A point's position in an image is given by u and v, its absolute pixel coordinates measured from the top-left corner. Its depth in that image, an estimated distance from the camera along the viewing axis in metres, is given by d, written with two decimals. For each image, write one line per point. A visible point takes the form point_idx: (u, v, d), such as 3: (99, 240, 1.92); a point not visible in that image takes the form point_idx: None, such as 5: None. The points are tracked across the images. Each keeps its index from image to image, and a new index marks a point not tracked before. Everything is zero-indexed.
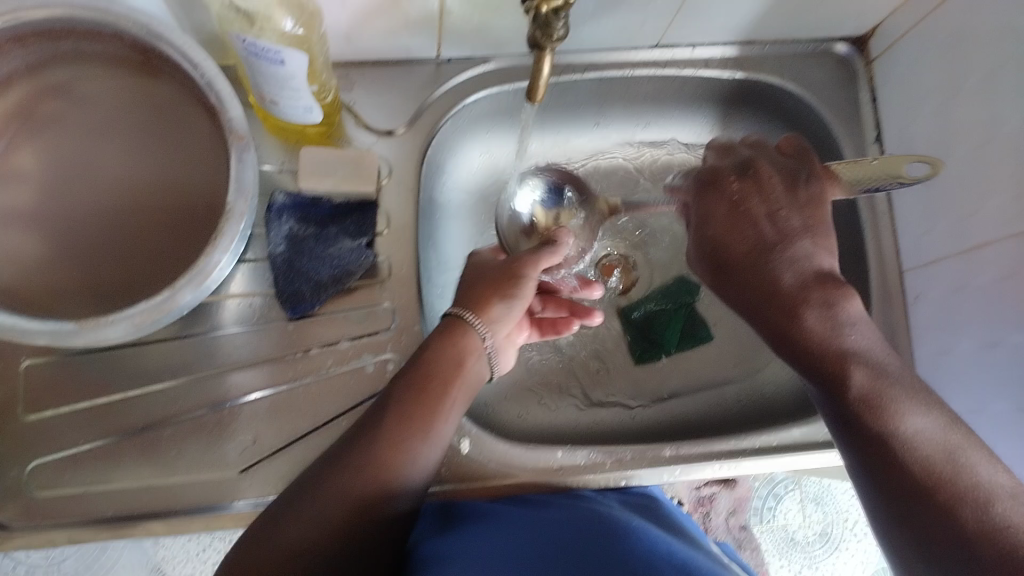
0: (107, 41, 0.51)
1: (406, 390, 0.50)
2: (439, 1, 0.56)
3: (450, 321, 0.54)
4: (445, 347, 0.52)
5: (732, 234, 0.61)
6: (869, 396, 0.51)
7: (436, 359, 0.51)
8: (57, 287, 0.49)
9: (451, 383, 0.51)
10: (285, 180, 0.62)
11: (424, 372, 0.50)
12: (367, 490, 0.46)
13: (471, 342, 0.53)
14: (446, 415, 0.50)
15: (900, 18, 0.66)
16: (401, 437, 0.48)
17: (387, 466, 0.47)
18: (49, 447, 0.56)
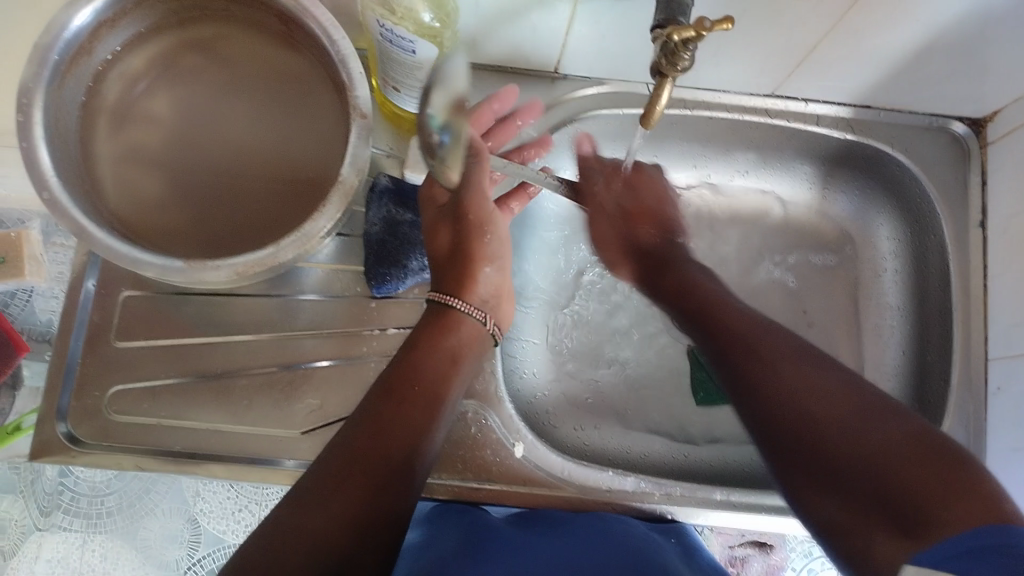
0: (254, 8, 0.53)
1: (384, 396, 0.47)
2: (568, 19, 0.57)
3: (435, 308, 0.55)
4: (432, 343, 0.52)
5: (613, 241, 0.68)
6: (779, 375, 0.47)
7: (421, 359, 0.50)
8: (170, 228, 0.52)
9: (437, 385, 0.50)
10: (391, 165, 0.65)
11: (407, 377, 0.49)
12: (366, 489, 0.43)
13: (468, 329, 0.55)
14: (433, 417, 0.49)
15: (1022, 109, 0.64)
16: (393, 436, 0.45)
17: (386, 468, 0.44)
18: (131, 375, 0.59)
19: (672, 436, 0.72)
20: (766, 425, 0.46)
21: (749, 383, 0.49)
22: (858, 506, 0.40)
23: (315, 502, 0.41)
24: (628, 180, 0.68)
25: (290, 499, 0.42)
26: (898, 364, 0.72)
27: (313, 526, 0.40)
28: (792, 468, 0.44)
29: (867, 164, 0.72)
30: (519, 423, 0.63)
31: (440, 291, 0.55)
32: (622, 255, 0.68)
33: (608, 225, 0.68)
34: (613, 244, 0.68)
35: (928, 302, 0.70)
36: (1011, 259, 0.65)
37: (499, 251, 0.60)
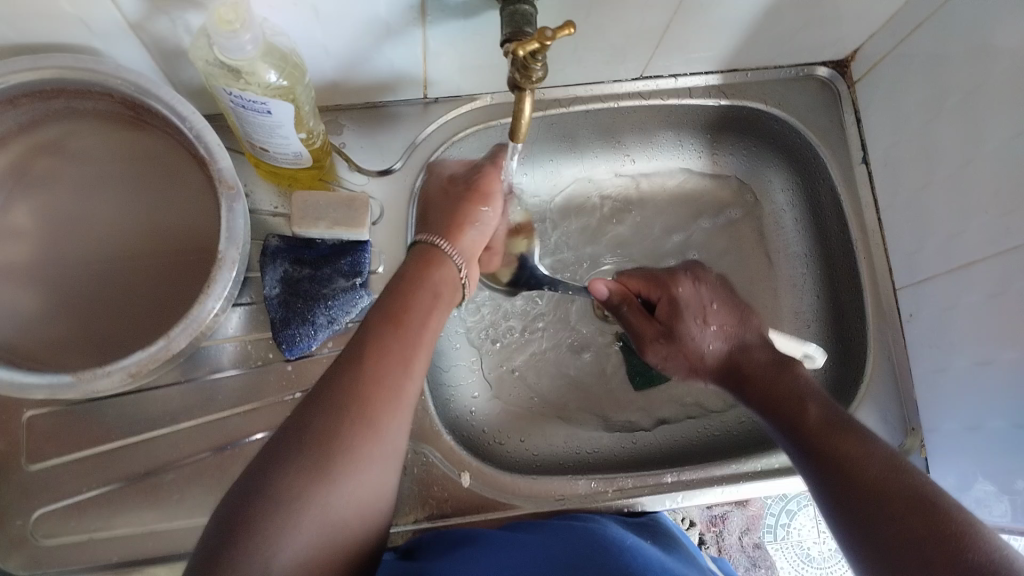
0: (97, 98, 0.51)
1: (383, 326, 0.46)
2: (421, 45, 0.56)
3: (422, 249, 0.52)
4: (416, 281, 0.50)
5: (674, 361, 0.63)
6: (862, 455, 0.47)
7: (412, 292, 0.48)
8: (54, 340, 0.49)
9: (428, 317, 0.48)
10: (280, 224, 0.63)
11: (404, 305, 0.47)
12: (359, 426, 0.41)
13: (448, 273, 0.52)
14: (422, 351, 0.47)
15: (879, 42, 0.66)
16: (388, 374, 0.43)
17: (380, 404, 0.42)
18: (54, 495, 0.57)
19: (617, 427, 0.72)
20: (836, 487, 0.47)
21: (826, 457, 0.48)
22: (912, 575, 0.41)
23: (311, 437, 0.40)
24: (670, 294, 0.63)
25: (291, 425, 0.41)
26: (815, 309, 0.73)
27: (314, 467, 0.39)
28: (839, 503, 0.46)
29: (747, 124, 0.73)
30: (462, 452, 0.63)
31: (430, 237, 0.53)
32: (699, 372, 0.62)
33: (672, 347, 0.62)
34: (678, 361, 0.62)
35: (833, 245, 0.72)
36: (898, 190, 0.66)
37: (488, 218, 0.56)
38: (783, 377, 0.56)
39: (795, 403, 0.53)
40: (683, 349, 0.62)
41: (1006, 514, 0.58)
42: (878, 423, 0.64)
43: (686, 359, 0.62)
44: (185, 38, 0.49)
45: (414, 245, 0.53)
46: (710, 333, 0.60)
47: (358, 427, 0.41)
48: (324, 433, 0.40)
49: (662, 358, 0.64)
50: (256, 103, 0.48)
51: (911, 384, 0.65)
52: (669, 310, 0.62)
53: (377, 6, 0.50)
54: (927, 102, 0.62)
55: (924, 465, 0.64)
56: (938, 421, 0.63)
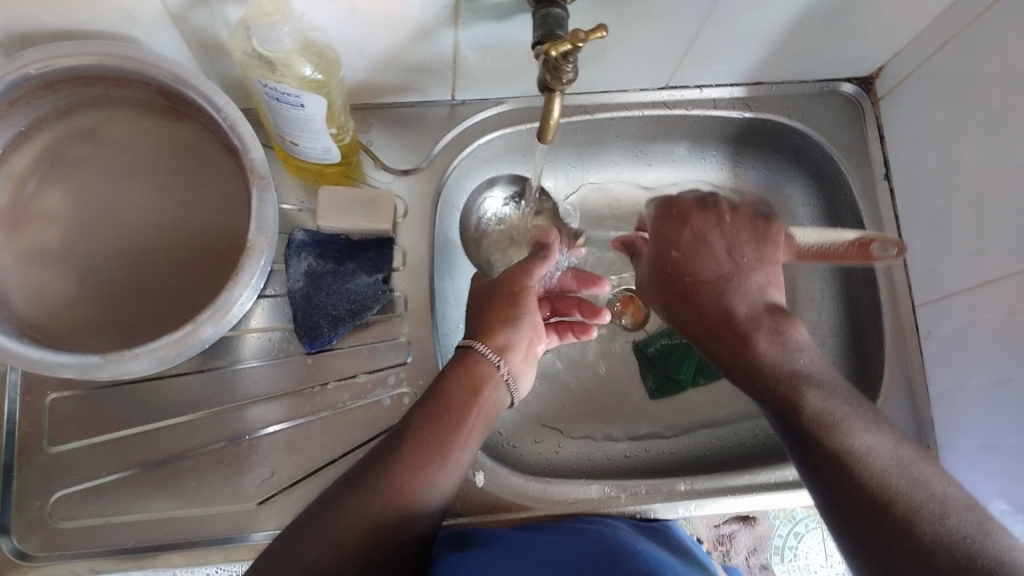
0: (134, 87, 0.52)
1: (425, 418, 0.51)
2: (452, 48, 0.57)
3: (462, 354, 0.55)
4: (459, 376, 0.54)
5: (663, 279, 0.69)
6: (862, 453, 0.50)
7: (452, 386, 0.53)
8: (82, 322, 0.50)
9: (467, 410, 0.52)
10: (305, 219, 0.63)
11: (442, 399, 0.52)
12: (387, 509, 0.46)
13: (489, 368, 0.55)
14: (462, 442, 0.51)
15: (904, 60, 0.66)
16: (421, 468, 0.48)
17: (410, 494, 0.47)
18: (73, 479, 0.57)
19: (631, 434, 0.72)
20: (839, 483, 0.49)
21: (830, 454, 0.50)
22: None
23: (344, 513, 0.46)
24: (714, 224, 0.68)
25: (332, 499, 0.47)
26: (834, 324, 0.73)
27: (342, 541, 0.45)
28: (845, 509, 0.48)
29: (771, 137, 0.74)
30: (476, 452, 0.63)
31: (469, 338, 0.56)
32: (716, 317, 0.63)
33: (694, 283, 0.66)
34: (684, 312, 0.66)
35: (852, 261, 0.72)
36: (920, 207, 0.66)
37: (520, 312, 0.58)
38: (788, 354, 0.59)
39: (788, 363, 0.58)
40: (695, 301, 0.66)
41: None
42: None
43: (677, 295, 0.67)
44: (223, 30, 0.50)
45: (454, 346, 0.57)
46: (736, 291, 0.64)
47: (385, 509, 0.46)
48: (355, 509, 0.46)
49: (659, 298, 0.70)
50: (299, 104, 0.49)
51: (928, 403, 0.65)
52: (727, 244, 0.67)
53: (412, 7, 0.51)
54: (950, 120, 0.62)
55: None
56: (954, 439, 0.63)
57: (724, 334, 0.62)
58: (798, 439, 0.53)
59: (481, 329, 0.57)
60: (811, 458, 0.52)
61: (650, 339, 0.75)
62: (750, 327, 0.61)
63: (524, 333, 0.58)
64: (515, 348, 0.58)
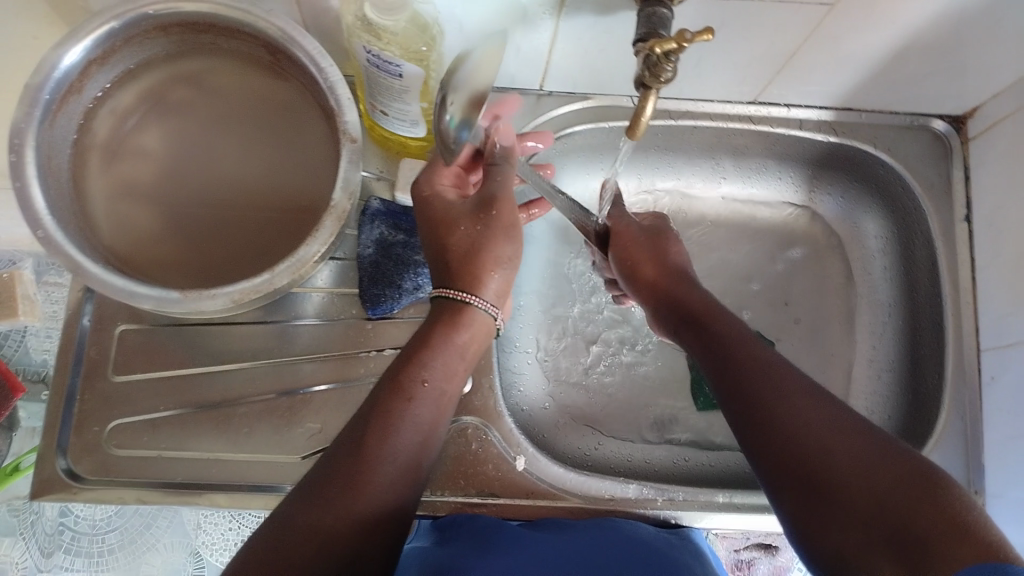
0: (242, 38, 0.54)
1: (394, 395, 0.46)
2: (550, 36, 0.58)
3: (440, 305, 0.50)
4: (437, 342, 0.49)
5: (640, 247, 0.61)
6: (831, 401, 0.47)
7: (431, 360, 0.48)
8: (163, 259, 0.52)
9: (442, 379, 0.48)
10: (382, 189, 0.65)
11: (417, 374, 0.47)
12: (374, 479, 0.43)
13: (473, 326, 0.50)
14: (431, 411, 0.47)
15: (1002, 102, 0.65)
16: (396, 437, 0.45)
17: (375, 484, 0.43)
18: (131, 409, 0.59)
19: (672, 443, 0.72)
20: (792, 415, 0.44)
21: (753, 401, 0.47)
22: (847, 523, 0.40)
23: (303, 516, 0.41)
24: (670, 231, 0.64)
25: (293, 501, 0.42)
26: (892, 359, 0.72)
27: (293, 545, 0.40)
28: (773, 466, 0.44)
29: (852, 164, 0.73)
30: (520, 436, 0.63)
31: (451, 290, 0.50)
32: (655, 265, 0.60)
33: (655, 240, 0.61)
34: (644, 249, 0.61)
35: (919, 298, 0.71)
36: (999, 252, 0.65)
37: (512, 253, 0.52)
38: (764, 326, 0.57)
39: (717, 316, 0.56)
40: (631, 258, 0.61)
41: None
42: None
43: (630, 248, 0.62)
44: None
45: (435, 297, 0.51)
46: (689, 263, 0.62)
47: (346, 507, 0.42)
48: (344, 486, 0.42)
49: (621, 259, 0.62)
50: (395, 76, 0.51)
51: (982, 450, 0.64)
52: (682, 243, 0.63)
53: None
54: None
55: None
56: (1006, 489, 0.61)
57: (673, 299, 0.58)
58: (734, 385, 0.49)
59: (469, 276, 0.50)
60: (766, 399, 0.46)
61: None
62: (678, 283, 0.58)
63: (516, 273, 0.52)
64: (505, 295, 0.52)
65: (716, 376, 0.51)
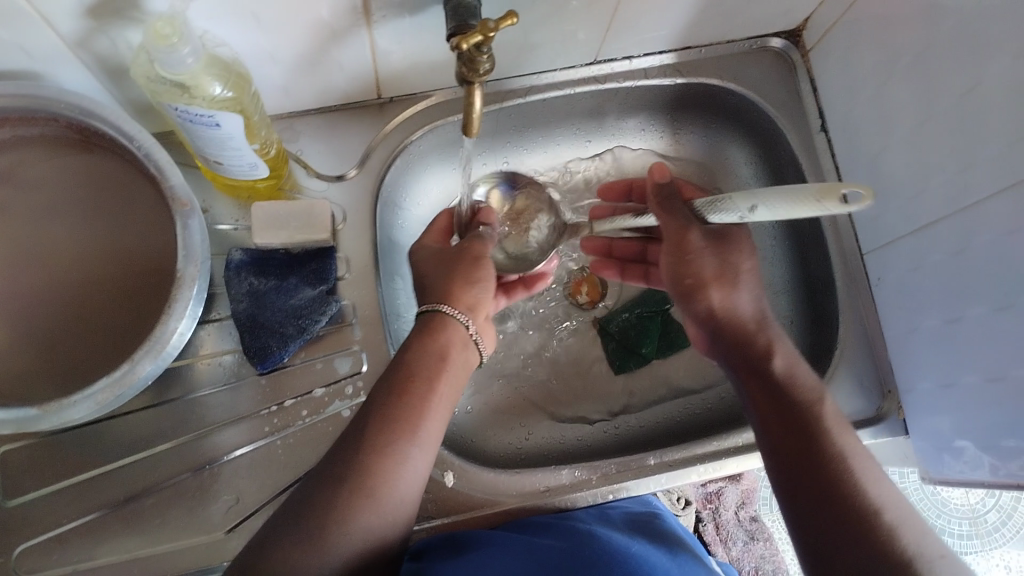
0: (42, 124, 0.51)
1: (390, 395, 0.49)
2: (370, 47, 0.56)
3: (426, 316, 0.54)
4: (421, 348, 0.52)
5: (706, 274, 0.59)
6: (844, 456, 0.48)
7: (417, 362, 0.51)
8: (16, 373, 0.48)
9: (434, 380, 0.51)
10: (243, 238, 0.62)
11: (408, 375, 0.50)
12: (389, 472, 0.46)
13: (454, 335, 0.54)
14: (433, 410, 0.50)
15: (829, 9, 0.66)
16: (403, 440, 0.47)
17: (383, 476, 0.46)
18: (33, 530, 0.56)
19: (599, 415, 0.71)
20: (780, 431, 0.51)
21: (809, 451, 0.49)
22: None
23: (315, 513, 0.44)
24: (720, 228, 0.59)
25: (313, 491, 0.46)
26: (788, 279, 0.74)
27: (310, 539, 0.43)
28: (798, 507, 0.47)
29: (706, 100, 0.73)
30: (443, 451, 0.62)
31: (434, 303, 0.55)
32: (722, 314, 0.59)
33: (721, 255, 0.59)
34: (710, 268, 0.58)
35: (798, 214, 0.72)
36: (859, 156, 0.66)
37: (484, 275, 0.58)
38: (795, 362, 0.55)
39: (770, 374, 0.54)
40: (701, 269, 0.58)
41: (985, 472, 0.58)
42: (855, 390, 0.65)
43: (688, 240, 0.57)
44: (127, 55, 0.49)
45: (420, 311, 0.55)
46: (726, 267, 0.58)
47: (356, 500, 0.45)
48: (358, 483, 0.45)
49: (670, 266, 0.60)
50: (211, 125, 0.47)
51: (884, 347, 0.66)
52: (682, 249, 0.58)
53: (319, 11, 0.49)
54: (879, 66, 0.62)
55: (904, 427, 0.65)
56: (914, 382, 0.63)
57: (728, 328, 0.58)
58: (783, 418, 0.51)
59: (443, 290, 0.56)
60: (779, 422, 0.51)
61: (611, 316, 0.75)
62: (765, 330, 0.58)
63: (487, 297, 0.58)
64: (479, 310, 0.57)
65: (759, 393, 0.54)
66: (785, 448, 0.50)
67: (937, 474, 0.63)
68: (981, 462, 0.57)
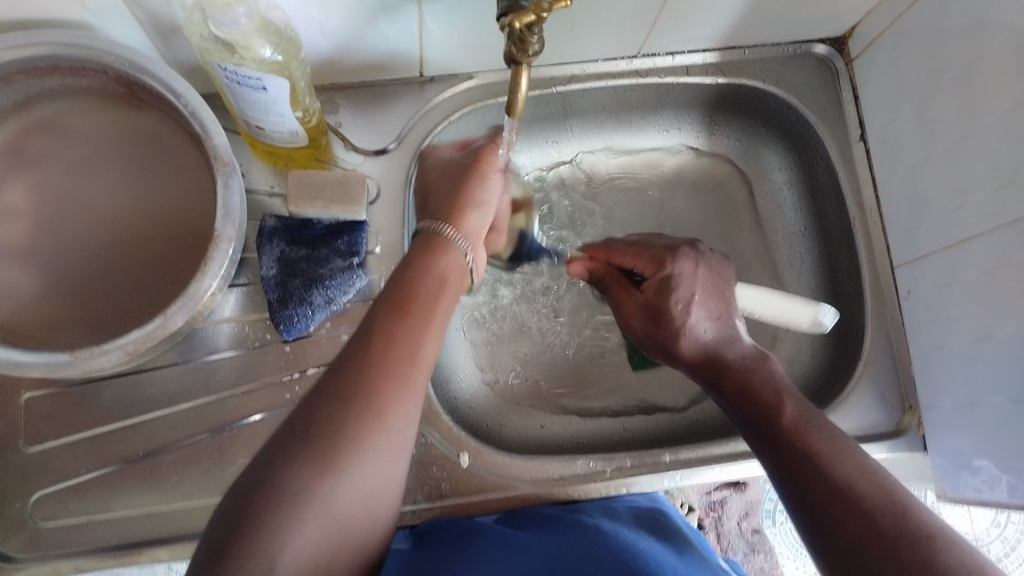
0: (91, 75, 0.51)
1: (389, 316, 0.47)
2: (417, 24, 0.56)
3: (427, 233, 0.53)
4: (423, 266, 0.50)
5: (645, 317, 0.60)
6: (860, 475, 0.45)
7: (417, 279, 0.49)
8: (50, 320, 0.49)
9: (429, 302, 0.49)
10: (276, 204, 0.62)
11: (411, 293, 0.48)
12: (368, 423, 0.41)
13: (454, 258, 0.52)
14: (423, 342, 0.47)
15: (876, 18, 0.66)
16: (388, 379, 0.43)
17: (369, 414, 0.42)
18: (51, 476, 0.57)
19: (613, 411, 0.71)
20: (780, 455, 0.48)
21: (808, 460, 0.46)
22: None
23: (283, 476, 0.38)
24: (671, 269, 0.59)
25: (280, 439, 0.41)
26: (815, 287, 0.73)
27: (326, 452, 0.39)
28: (816, 525, 0.44)
29: (746, 101, 0.73)
30: (460, 432, 0.62)
31: (431, 220, 0.53)
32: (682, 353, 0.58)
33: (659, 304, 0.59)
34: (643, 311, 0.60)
35: (829, 222, 0.72)
36: (895, 168, 0.66)
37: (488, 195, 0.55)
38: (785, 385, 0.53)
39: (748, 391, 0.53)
40: (674, 317, 0.58)
41: (1003, 493, 0.58)
42: (877, 401, 0.65)
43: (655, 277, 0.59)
44: (179, 13, 0.49)
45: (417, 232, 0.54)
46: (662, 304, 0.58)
47: (335, 458, 0.40)
48: (331, 430, 0.40)
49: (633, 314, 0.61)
50: (258, 90, 0.48)
51: (910, 361, 0.65)
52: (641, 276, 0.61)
53: None
54: (924, 78, 0.61)
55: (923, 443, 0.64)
56: (937, 397, 0.63)
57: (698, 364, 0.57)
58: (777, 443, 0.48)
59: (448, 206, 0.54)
60: (771, 456, 0.49)
61: None
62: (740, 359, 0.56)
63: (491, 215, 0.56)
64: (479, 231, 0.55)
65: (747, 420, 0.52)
66: (788, 477, 0.47)
67: (953, 492, 0.62)
68: (1000, 482, 0.57)
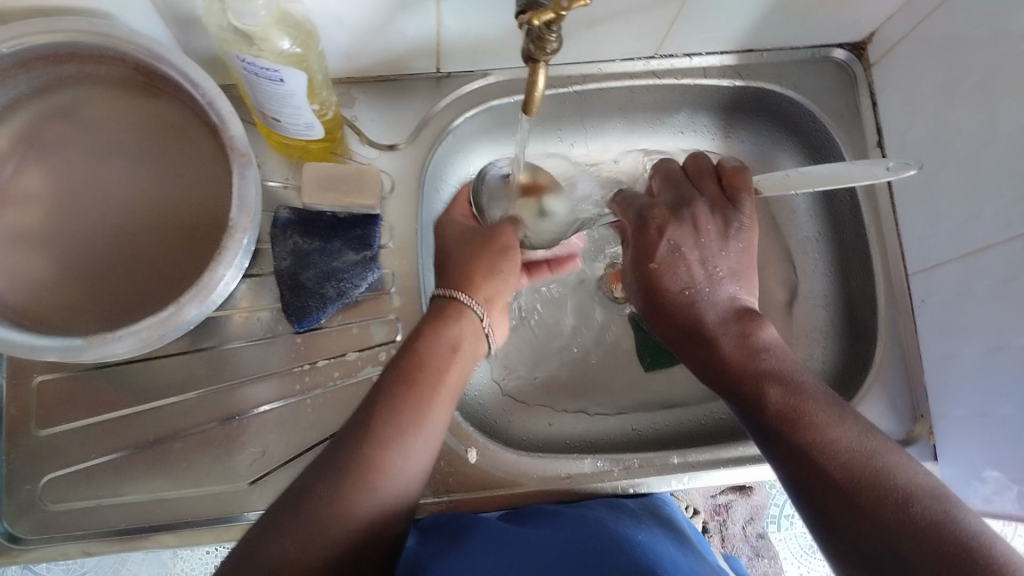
0: (110, 62, 0.52)
1: (395, 385, 0.49)
2: (435, 20, 0.57)
3: (440, 304, 0.55)
4: (432, 335, 0.52)
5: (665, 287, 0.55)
6: (858, 461, 0.45)
7: (426, 351, 0.51)
8: (64, 304, 0.50)
9: (440, 372, 0.51)
10: (290, 196, 0.62)
11: (416, 362, 0.50)
12: (369, 482, 0.45)
13: (466, 325, 0.54)
14: (434, 408, 0.49)
15: (895, 24, 0.65)
16: (393, 436, 0.46)
17: (371, 474, 0.45)
18: (62, 460, 0.57)
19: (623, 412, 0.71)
20: (776, 449, 0.48)
21: (801, 452, 0.46)
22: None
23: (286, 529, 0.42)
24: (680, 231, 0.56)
25: (288, 501, 0.44)
26: (828, 293, 0.73)
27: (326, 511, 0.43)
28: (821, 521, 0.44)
29: (762, 105, 0.73)
30: (468, 428, 0.62)
31: (446, 289, 0.55)
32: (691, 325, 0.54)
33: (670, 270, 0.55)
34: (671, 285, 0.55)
35: (844, 228, 0.72)
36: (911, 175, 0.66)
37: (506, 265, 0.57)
38: (779, 359, 0.52)
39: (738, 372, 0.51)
40: (678, 289, 0.55)
41: (1011, 503, 0.57)
42: (888, 409, 0.65)
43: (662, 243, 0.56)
44: (199, 3, 0.49)
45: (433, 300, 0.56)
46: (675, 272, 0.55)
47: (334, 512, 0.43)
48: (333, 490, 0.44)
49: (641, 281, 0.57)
50: (276, 83, 0.48)
51: (922, 370, 0.65)
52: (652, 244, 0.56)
53: None
54: (941, 86, 0.61)
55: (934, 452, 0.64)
56: (948, 407, 0.62)
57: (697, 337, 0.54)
58: (772, 435, 0.48)
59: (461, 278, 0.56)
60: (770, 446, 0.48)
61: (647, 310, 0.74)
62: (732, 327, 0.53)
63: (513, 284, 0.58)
64: (497, 301, 0.57)
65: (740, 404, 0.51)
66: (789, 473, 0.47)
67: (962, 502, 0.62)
68: (1009, 492, 0.57)
